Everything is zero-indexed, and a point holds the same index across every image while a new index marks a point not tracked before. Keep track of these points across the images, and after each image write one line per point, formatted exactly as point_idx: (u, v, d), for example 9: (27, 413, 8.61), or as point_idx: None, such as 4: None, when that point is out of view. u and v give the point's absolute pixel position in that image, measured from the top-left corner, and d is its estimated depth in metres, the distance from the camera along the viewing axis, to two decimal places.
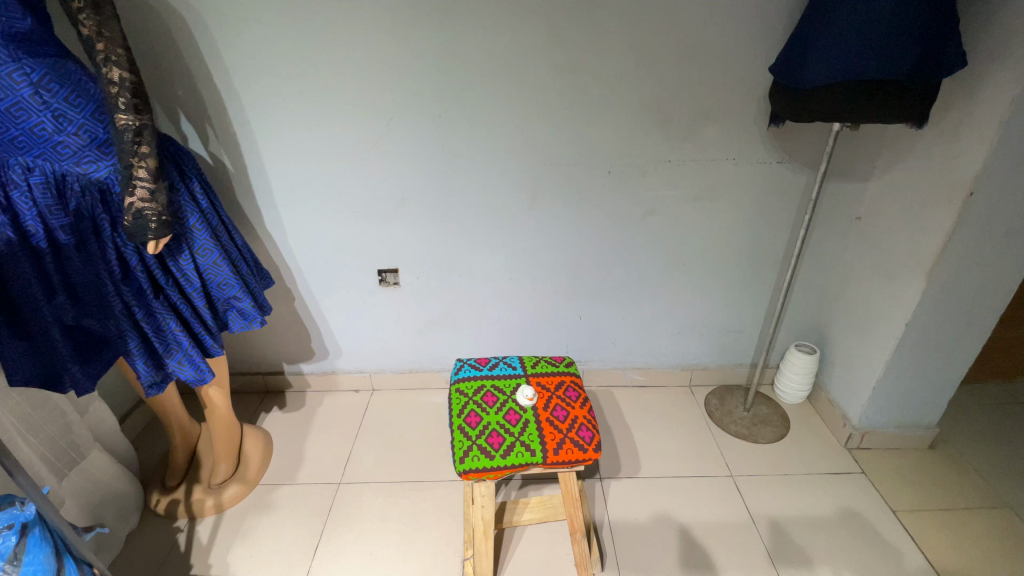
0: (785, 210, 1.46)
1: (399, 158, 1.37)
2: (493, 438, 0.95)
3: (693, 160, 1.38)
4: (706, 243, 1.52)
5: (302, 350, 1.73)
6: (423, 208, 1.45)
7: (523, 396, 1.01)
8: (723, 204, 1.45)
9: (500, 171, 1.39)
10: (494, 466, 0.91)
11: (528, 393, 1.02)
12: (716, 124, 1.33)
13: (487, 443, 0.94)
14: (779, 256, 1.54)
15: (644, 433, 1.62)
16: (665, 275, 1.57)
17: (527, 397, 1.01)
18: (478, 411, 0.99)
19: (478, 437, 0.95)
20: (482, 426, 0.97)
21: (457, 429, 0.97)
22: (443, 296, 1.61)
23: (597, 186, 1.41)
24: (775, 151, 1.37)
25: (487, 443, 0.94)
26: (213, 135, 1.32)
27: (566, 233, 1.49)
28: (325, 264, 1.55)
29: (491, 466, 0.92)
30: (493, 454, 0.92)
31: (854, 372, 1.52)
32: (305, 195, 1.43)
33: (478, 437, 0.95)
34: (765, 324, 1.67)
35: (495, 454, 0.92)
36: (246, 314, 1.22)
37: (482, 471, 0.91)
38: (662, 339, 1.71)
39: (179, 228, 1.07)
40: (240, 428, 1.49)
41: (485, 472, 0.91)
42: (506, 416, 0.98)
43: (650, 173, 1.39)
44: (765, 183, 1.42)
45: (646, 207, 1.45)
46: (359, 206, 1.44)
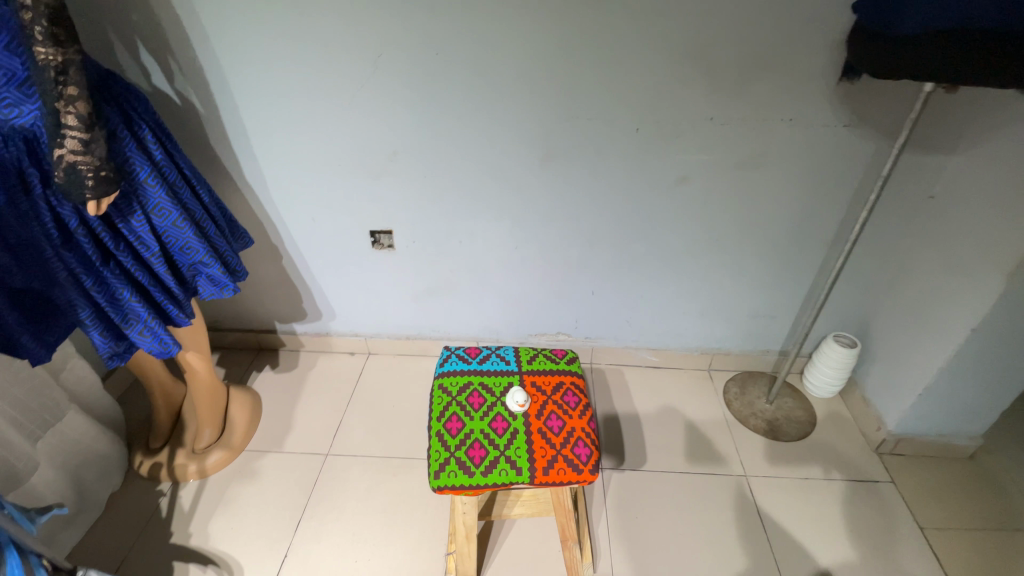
0: (843, 184, 1.24)
1: (390, 107, 1.18)
2: (474, 451, 0.82)
3: (739, 120, 1.15)
4: (744, 218, 1.31)
5: (294, 310, 1.63)
6: (419, 165, 1.27)
7: (513, 401, 0.88)
8: (770, 173, 1.23)
9: (508, 125, 1.19)
10: (472, 482, 0.79)
11: (520, 398, 0.88)
12: (774, 76, 1.09)
13: (467, 457, 0.82)
14: (828, 237, 1.33)
15: (653, 421, 1.50)
16: (693, 252, 1.39)
17: (517, 403, 0.88)
18: (462, 415, 0.87)
19: (458, 448, 0.83)
20: (463, 435, 0.84)
21: (436, 436, 0.85)
22: (442, 263, 1.46)
23: (622, 147, 1.20)
24: (841, 113, 1.13)
25: (467, 456, 0.82)
26: (178, 71, 1.15)
27: (582, 201, 1.30)
28: (312, 222, 1.40)
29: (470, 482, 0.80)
30: (472, 471, 0.80)
31: (898, 373, 1.35)
32: (286, 145, 1.26)
33: (457, 448, 0.83)
34: (801, 311, 1.49)
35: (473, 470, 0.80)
36: (216, 280, 1.11)
37: (459, 489, 0.79)
38: (682, 320, 1.55)
39: (128, 185, 0.94)
40: (224, 392, 1.42)
41: (461, 487, 0.79)
42: (492, 423, 0.86)
43: (686, 132, 1.17)
44: (824, 150, 1.19)
45: (677, 173, 1.23)
46: (347, 158, 1.27)
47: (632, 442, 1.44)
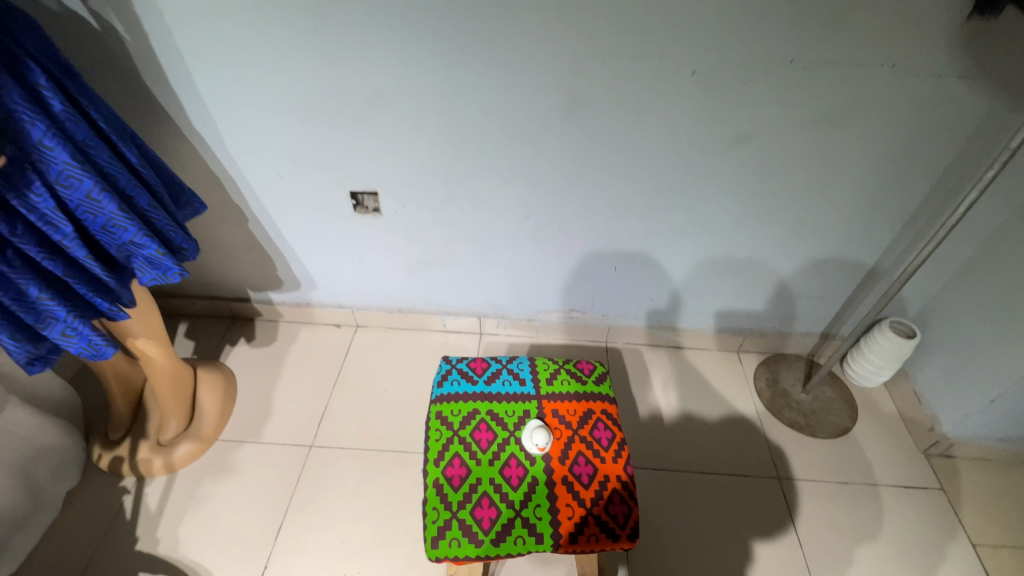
0: (938, 150, 0.99)
1: (370, 36, 0.90)
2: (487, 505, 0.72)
3: (826, 65, 0.88)
4: (806, 189, 1.08)
5: (269, 278, 1.41)
6: (409, 113, 1.01)
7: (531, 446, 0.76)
8: (852, 134, 0.98)
9: (523, 66, 0.92)
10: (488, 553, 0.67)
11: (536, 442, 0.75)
12: (885, 4, 0.81)
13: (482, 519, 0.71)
14: (906, 212, 1.10)
15: (674, 410, 1.35)
16: (739, 227, 1.16)
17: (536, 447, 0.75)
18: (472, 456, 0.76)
19: (465, 506, 0.72)
20: (471, 487, 0.73)
21: (439, 484, 0.74)
22: (439, 232, 1.24)
23: (670, 98, 0.94)
24: (958, 60, 0.87)
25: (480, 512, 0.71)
26: None
27: (613, 164, 1.06)
28: (281, 179, 1.16)
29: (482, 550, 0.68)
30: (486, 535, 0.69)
31: (966, 371, 1.18)
32: (239, 83, 0.99)
33: (465, 505, 0.72)
34: (854, 293, 1.29)
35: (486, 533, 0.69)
36: (157, 263, 0.90)
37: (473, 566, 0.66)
38: (715, 299, 1.35)
39: (17, 147, 0.70)
40: (190, 377, 1.24)
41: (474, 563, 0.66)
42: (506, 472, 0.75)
43: (755, 80, 0.91)
44: (925, 108, 0.93)
45: (735, 131, 0.98)
46: (319, 103, 1.01)
47: (651, 436, 1.29)
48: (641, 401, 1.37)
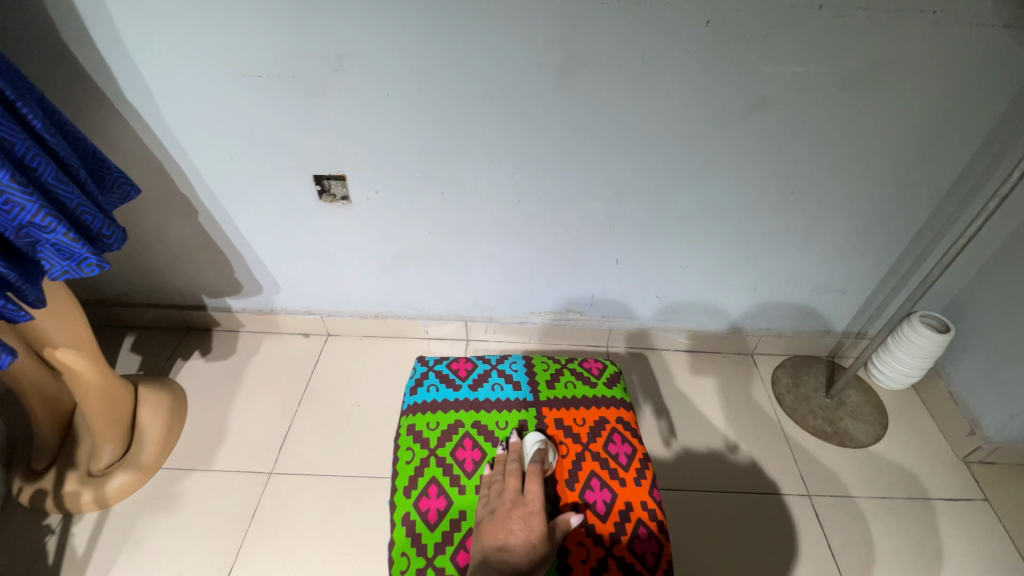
0: (979, 116, 0.88)
1: None
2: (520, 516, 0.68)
3: (859, 12, 0.77)
4: (831, 164, 0.96)
5: (227, 282, 1.25)
6: (379, 79, 0.87)
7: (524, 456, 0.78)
8: (884, 98, 0.86)
9: (512, 18, 0.79)
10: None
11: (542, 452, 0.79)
12: None
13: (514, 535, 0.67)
14: (940, 190, 0.99)
15: (685, 420, 1.20)
16: (754, 211, 1.04)
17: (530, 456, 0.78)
18: (458, 477, 0.78)
19: (457, 532, 0.73)
20: (461, 508, 0.75)
21: (428, 501, 0.76)
22: (417, 222, 1.09)
23: (681, 55, 0.82)
24: (1006, 5, 0.76)
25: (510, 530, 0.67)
26: None
27: (614, 138, 0.93)
28: (234, 165, 1.01)
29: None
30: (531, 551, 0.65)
31: (1009, 367, 1.04)
32: (178, 45, 0.84)
33: (456, 530, 0.73)
34: (879, 286, 1.17)
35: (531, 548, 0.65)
36: (68, 251, 0.74)
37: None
38: (725, 295, 1.22)
39: None
40: (128, 396, 1.07)
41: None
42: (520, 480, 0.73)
43: (775, 34, 0.79)
44: (966, 64, 0.82)
45: (753, 95, 0.86)
46: (273, 69, 0.87)
47: (661, 449, 1.14)
48: (650, 411, 1.22)
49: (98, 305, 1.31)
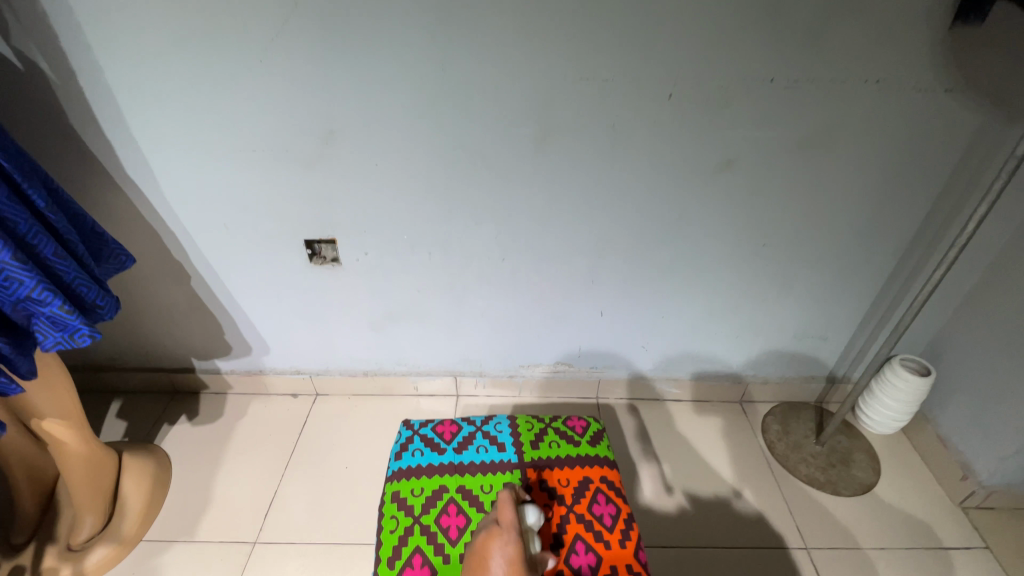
0: (932, 172, 0.94)
1: (322, 69, 0.83)
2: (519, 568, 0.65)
3: (809, 84, 0.84)
4: (799, 218, 1.01)
5: (217, 344, 1.26)
6: (369, 152, 0.93)
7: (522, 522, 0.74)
8: (841, 158, 0.93)
9: (491, 95, 0.85)
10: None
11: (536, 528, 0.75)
12: (864, 17, 0.78)
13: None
14: (904, 239, 1.04)
15: (681, 458, 1.22)
16: (731, 262, 1.08)
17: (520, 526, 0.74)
18: (443, 545, 0.77)
19: None
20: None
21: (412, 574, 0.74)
22: (405, 281, 1.12)
23: (649, 123, 0.88)
24: (943, 73, 0.83)
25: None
26: (9, 14, 0.79)
27: (593, 199, 0.98)
28: (228, 231, 1.04)
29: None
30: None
31: (992, 409, 1.06)
32: (179, 124, 0.90)
33: None
34: (858, 331, 1.20)
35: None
36: (61, 323, 0.75)
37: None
38: (710, 344, 1.25)
39: None
40: (112, 465, 1.05)
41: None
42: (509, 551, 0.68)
43: (735, 103, 0.86)
44: (915, 125, 0.89)
45: (719, 158, 0.92)
46: (268, 143, 0.92)
47: (659, 495, 1.15)
48: (648, 454, 1.23)
49: (85, 370, 1.31)
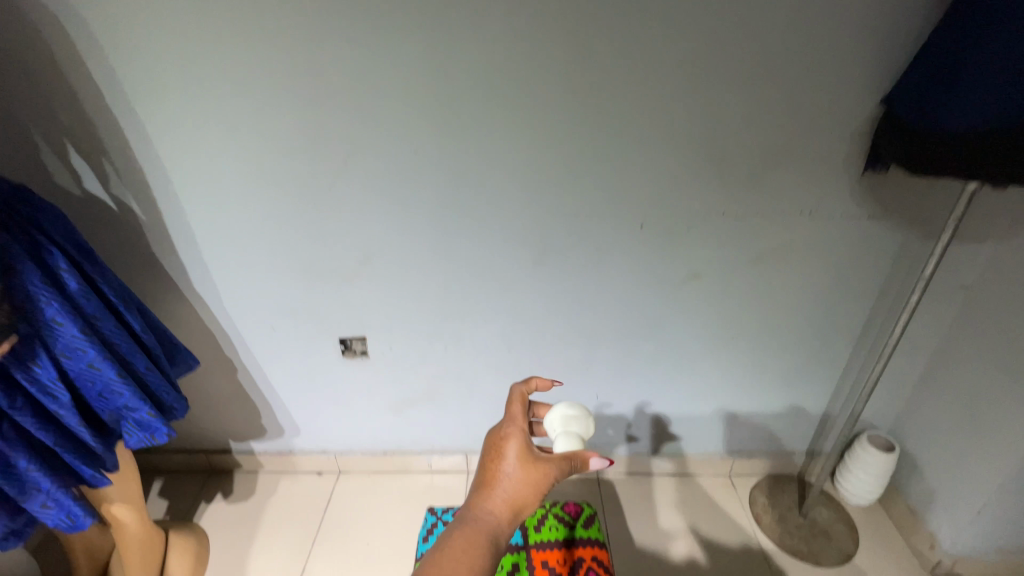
0: (869, 278, 1.12)
1: (361, 209, 1.04)
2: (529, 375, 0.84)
3: (753, 215, 1.04)
4: (761, 315, 1.18)
5: (253, 427, 1.41)
6: (396, 269, 1.12)
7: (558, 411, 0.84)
8: (790, 268, 1.11)
9: (497, 226, 1.05)
10: (531, 480, 0.68)
11: (575, 438, 0.79)
12: (790, 167, 0.99)
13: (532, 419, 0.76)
14: (854, 331, 1.20)
15: (696, 505, 1.40)
16: (706, 352, 1.24)
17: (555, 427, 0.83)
18: None
19: None
20: None
21: None
22: (423, 371, 1.28)
23: (626, 245, 1.07)
24: (863, 205, 1.03)
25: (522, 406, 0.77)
26: (113, 173, 1.01)
27: (583, 303, 1.16)
28: (274, 332, 1.22)
29: (521, 467, 0.68)
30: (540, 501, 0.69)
31: (948, 483, 1.18)
32: (241, 250, 1.10)
33: None
34: (828, 409, 1.34)
35: (539, 480, 0.68)
36: (146, 424, 0.91)
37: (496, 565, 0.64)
38: (698, 422, 1.38)
39: (31, 326, 0.77)
40: (160, 540, 1.17)
41: (496, 552, 0.64)
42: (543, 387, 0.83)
43: (694, 229, 1.05)
44: (847, 243, 1.08)
45: (687, 270, 1.11)
46: (313, 262, 1.11)
47: (675, 539, 1.32)
48: (669, 499, 1.41)
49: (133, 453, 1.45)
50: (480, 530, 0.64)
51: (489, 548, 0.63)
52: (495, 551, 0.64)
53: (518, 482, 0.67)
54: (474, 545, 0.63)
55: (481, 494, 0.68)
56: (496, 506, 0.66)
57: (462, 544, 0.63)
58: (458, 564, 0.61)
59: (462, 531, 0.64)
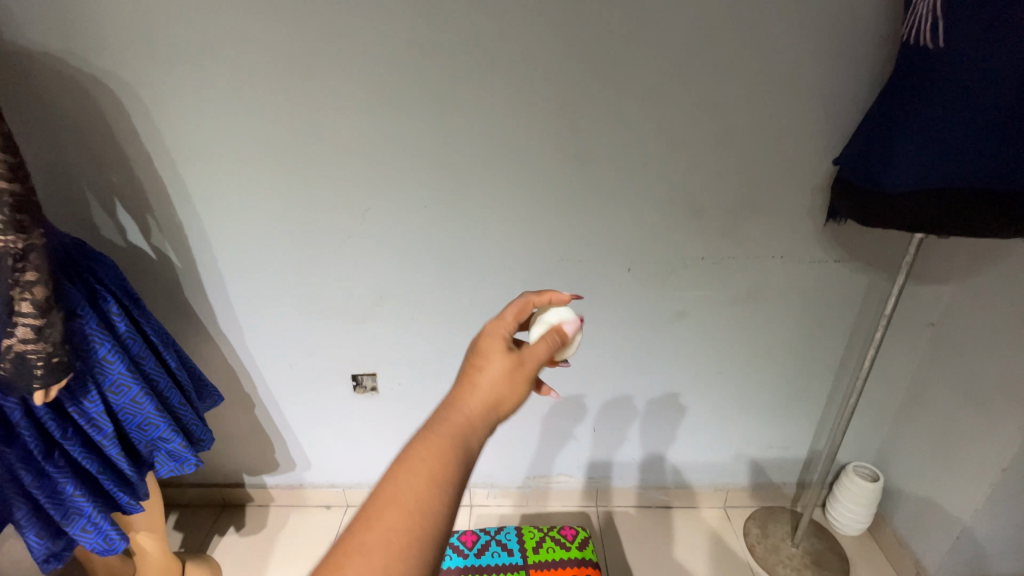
0: (842, 315, 1.22)
1: (376, 256, 1.15)
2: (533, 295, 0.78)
3: (731, 259, 1.15)
4: (745, 351, 1.27)
5: (267, 461, 1.48)
6: (407, 310, 1.22)
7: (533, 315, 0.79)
8: (768, 307, 1.21)
9: (498, 271, 1.16)
10: (509, 377, 0.62)
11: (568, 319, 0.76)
12: (761, 217, 1.10)
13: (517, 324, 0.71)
14: (834, 366, 1.29)
15: (720, 557, 1.39)
16: (696, 385, 1.32)
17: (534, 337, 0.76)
18: None
19: None
20: None
21: None
22: (429, 405, 1.36)
23: (617, 287, 1.18)
24: (830, 249, 1.14)
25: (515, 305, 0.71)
26: (155, 227, 1.12)
27: (579, 340, 1.25)
28: (291, 368, 1.31)
29: (500, 363, 0.62)
30: (519, 407, 0.62)
31: (930, 512, 1.24)
32: (266, 294, 1.21)
33: None
34: (815, 441, 1.41)
35: (519, 379, 0.62)
36: (177, 455, 1.00)
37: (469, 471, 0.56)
38: (692, 454, 1.45)
39: (85, 365, 0.87)
40: (179, 567, 1.23)
41: (468, 456, 0.56)
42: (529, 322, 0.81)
43: (678, 272, 1.16)
44: (819, 284, 1.18)
45: (673, 309, 1.21)
46: (331, 304, 1.22)
47: None
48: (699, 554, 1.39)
49: None
50: (449, 434, 0.56)
51: (460, 452, 0.55)
52: (467, 456, 0.56)
53: (495, 377, 0.61)
54: (443, 449, 0.55)
55: (453, 397, 0.60)
56: (470, 407, 0.59)
57: (428, 448, 0.55)
58: (423, 468, 0.53)
59: (429, 435, 0.56)
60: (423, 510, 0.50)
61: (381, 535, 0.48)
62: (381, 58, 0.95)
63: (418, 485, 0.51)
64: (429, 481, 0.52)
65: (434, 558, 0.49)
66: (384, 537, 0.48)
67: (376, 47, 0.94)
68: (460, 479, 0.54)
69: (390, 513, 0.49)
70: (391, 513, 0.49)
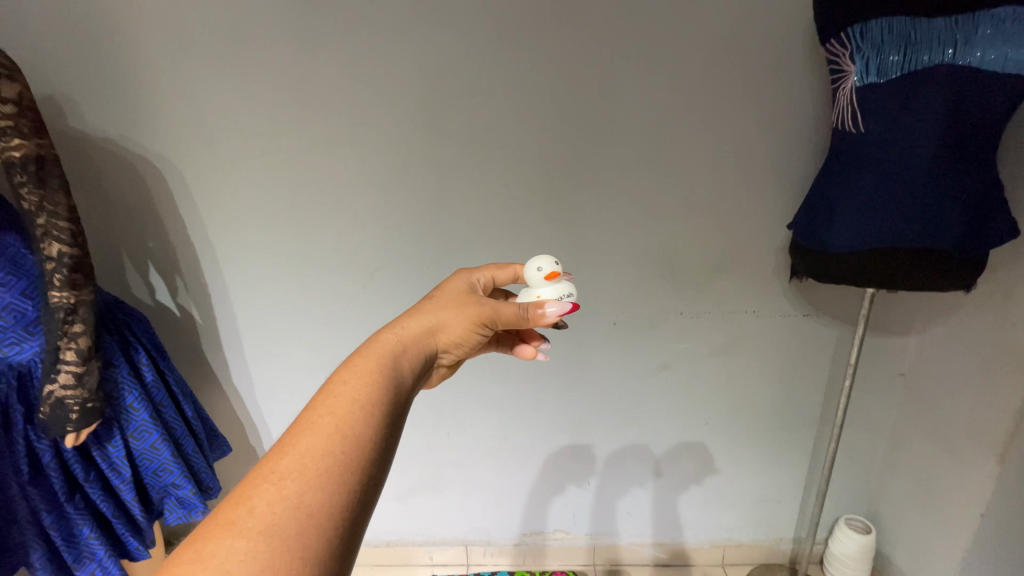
0: (816, 367, 1.30)
1: (381, 312, 1.26)
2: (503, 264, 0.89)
3: (707, 314, 1.25)
4: (728, 402, 1.34)
5: None
6: None
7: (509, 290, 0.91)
8: (746, 359, 1.29)
9: None
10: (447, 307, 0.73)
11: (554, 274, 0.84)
12: (731, 275, 1.21)
13: (480, 279, 0.83)
14: (815, 416, 1.35)
15: None
16: (684, 437, 1.38)
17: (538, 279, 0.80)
18: None
19: None
20: None
21: None
22: (428, 459, 1.40)
23: (603, 340, 1.27)
24: (798, 304, 1.24)
25: (492, 267, 0.86)
26: (182, 287, 1.23)
27: (569, 393, 1.33)
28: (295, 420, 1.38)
29: (441, 299, 0.75)
30: (455, 331, 0.73)
31: (923, 563, 1.25)
32: (276, 348, 1.30)
33: None
34: (806, 493, 1.43)
35: (462, 308, 0.73)
36: (186, 501, 1.05)
37: (399, 392, 0.62)
38: (685, 508, 1.47)
39: (113, 410, 0.95)
40: None
41: (398, 378, 0.63)
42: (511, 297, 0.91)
43: (660, 326, 1.25)
44: (791, 336, 1.27)
45: (657, 362, 1.29)
46: (336, 358, 1.30)
47: None
48: None
49: None
50: (377, 360, 0.63)
51: (388, 372, 0.62)
52: (395, 374, 0.63)
53: (436, 308, 0.73)
54: (369, 375, 0.61)
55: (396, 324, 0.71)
56: (409, 330, 0.70)
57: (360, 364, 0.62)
58: (342, 400, 0.57)
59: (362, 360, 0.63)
60: (345, 430, 0.54)
61: (298, 459, 0.51)
62: (392, 141, 1.11)
63: (337, 410, 0.55)
64: (353, 403, 0.56)
65: (353, 478, 0.51)
66: (298, 459, 0.50)
67: (387, 133, 1.10)
68: (383, 404, 0.58)
69: (307, 437, 0.52)
70: (305, 440, 0.52)
